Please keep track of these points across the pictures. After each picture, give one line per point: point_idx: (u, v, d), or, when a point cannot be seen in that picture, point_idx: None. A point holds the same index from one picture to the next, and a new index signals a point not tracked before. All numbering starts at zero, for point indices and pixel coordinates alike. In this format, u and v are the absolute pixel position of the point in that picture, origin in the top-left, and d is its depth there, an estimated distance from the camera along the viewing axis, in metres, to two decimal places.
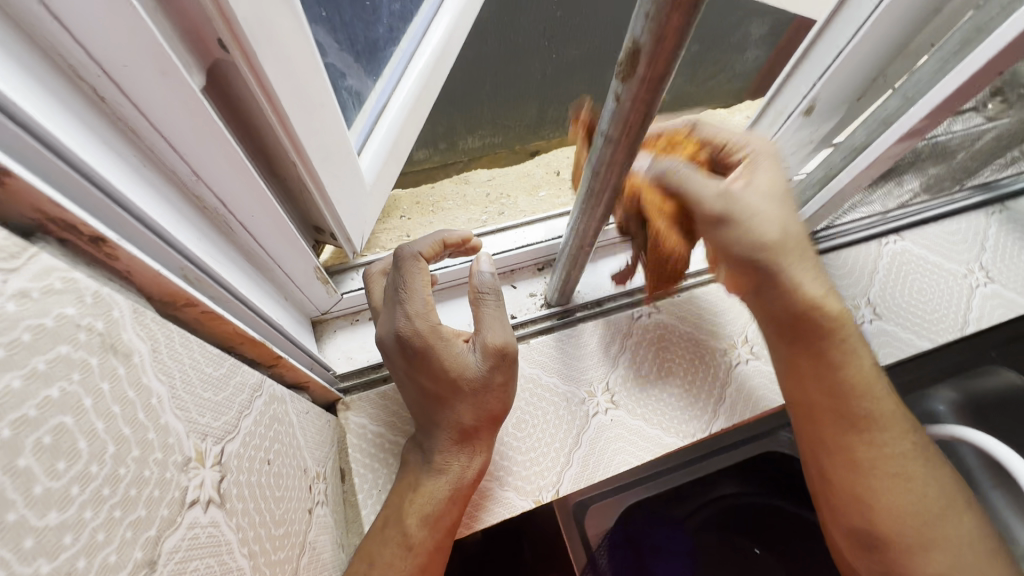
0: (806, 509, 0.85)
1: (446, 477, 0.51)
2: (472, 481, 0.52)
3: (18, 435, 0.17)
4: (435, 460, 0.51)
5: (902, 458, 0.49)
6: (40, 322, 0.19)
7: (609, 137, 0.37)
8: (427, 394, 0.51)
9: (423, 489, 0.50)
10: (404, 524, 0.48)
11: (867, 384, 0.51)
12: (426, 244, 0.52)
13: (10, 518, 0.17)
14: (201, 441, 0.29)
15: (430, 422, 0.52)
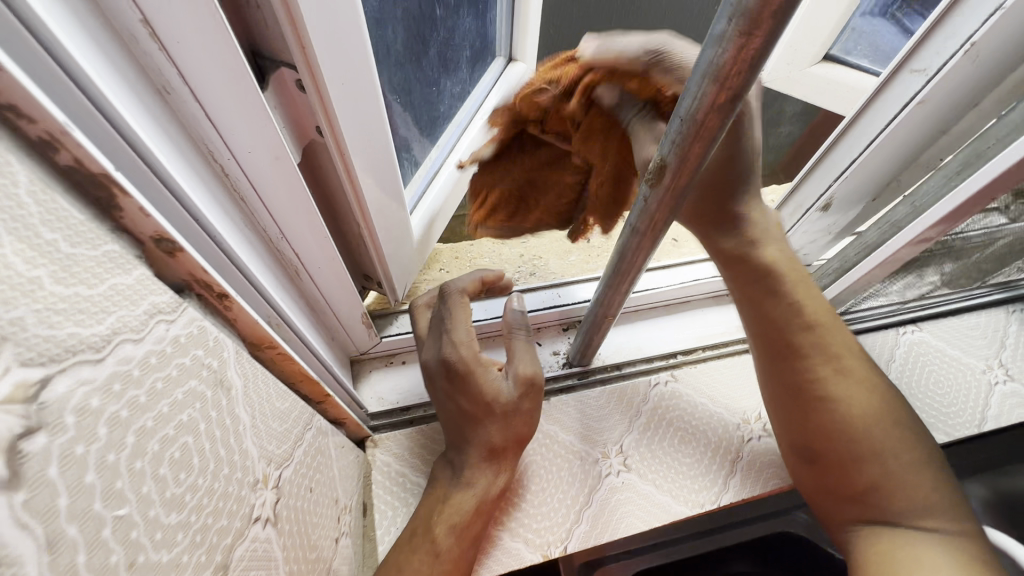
0: None
1: (473, 490, 0.54)
2: (496, 497, 0.55)
3: (162, 449, 0.23)
4: (464, 475, 0.55)
5: (897, 451, 0.49)
6: (183, 361, 0.25)
7: (637, 228, 0.43)
8: (463, 414, 0.56)
9: (453, 501, 0.53)
10: (434, 532, 0.51)
11: (849, 383, 0.51)
12: (468, 281, 0.62)
13: (151, 513, 0.22)
14: (267, 465, 0.34)
15: (461, 441, 0.56)
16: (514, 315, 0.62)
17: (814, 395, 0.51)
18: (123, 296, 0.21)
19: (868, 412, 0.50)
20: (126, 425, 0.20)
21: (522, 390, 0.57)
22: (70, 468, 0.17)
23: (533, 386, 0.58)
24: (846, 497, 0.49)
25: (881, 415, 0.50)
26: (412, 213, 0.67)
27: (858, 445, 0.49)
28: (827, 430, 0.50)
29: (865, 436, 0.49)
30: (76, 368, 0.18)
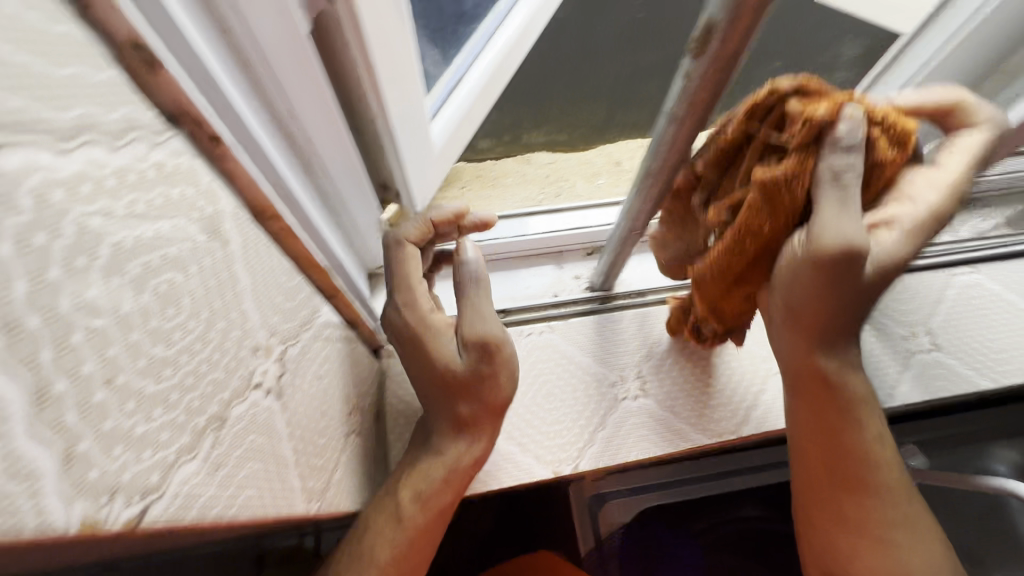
0: None
1: (440, 459, 0.48)
2: (469, 467, 0.49)
3: (145, 275, 0.21)
4: (432, 442, 0.49)
5: (924, 543, 0.43)
6: (168, 192, 0.23)
7: (674, 116, 0.38)
8: (420, 382, 0.49)
9: (419, 471, 0.48)
10: (398, 497, 0.46)
11: (890, 466, 0.44)
12: (409, 227, 0.49)
13: (133, 336, 0.20)
14: (270, 336, 0.32)
15: (425, 408, 0.50)
16: (466, 265, 0.48)
17: (856, 477, 0.43)
18: (91, 92, 0.19)
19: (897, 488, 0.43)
20: (99, 234, 0.19)
21: (476, 356, 0.47)
22: (28, 256, 0.16)
23: (488, 350, 0.47)
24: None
25: (913, 506, 0.43)
26: (433, 120, 0.63)
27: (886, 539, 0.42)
28: (854, 521, 0.43)
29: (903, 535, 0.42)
30: (30, 149, 0.16)
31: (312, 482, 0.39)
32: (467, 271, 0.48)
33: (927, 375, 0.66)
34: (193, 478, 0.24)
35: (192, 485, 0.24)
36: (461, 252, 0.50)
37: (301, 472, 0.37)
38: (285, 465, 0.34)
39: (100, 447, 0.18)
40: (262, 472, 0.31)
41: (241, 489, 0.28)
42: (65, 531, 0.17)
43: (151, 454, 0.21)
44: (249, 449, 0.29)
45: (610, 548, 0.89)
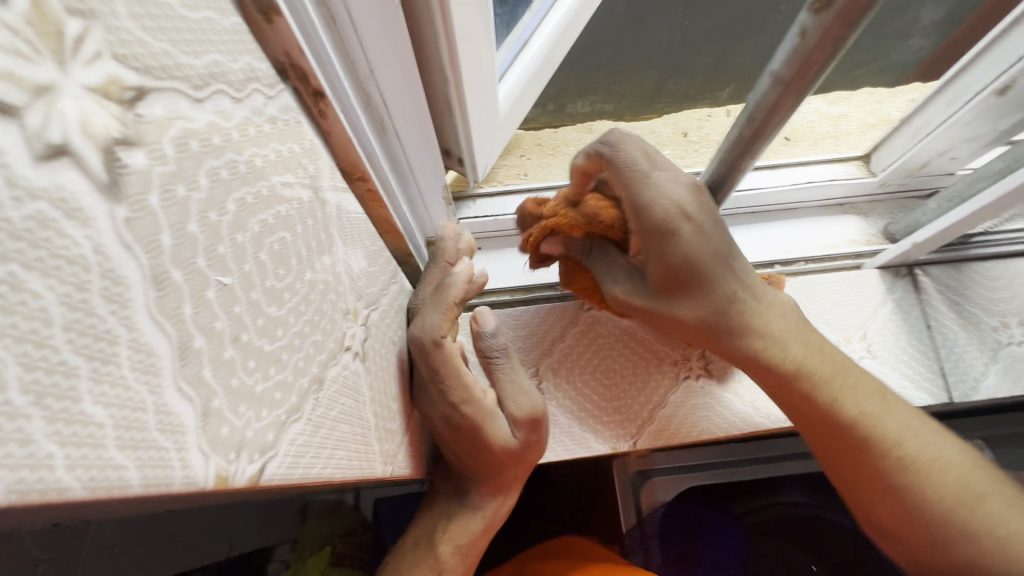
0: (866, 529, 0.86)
1: (479, 515, 0.48)
2: (505, 515, 0.50)
3: (262, 233, 0.21)
4: (466, 497, 0.49)
5: (928, 448, 0.40)
6: (280, 148, 0.22)
7: (781, 77, 0.35)
8: (457, 452, 0.48)
9: (457, 523, 0.47)
10: (437, 551, 0.46)
11: (865, 399, 0.41)
12: (436, 320, 0.44)
13: (253, 295, 0.20)
14: (357, 300, 0.32)
15: (464, 464, 0.48)
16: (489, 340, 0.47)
17: (838, 434, 0.41)
18: (220, 39, 0.18)
19: (881, 414, 0.41)
20: (227, 188, 0.18)
21: (527, 432, 0.47)
22: (172, 208, 0.15)
23: (537, 423, 0.47)
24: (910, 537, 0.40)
25: (901, 417, 0.41)
26: (500, 84, 0.61)
27: (906, 482, 0.39)
28: (859, 476, 0.41)
29: (913, 470, 0.39)
30: (171, 95, 0.15)
31: (387, 445, 0.39)
32: (495, 347, 0.47)
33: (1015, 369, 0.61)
34: (299, 439, 0.24)
35: (298, 445, 0.24)
36: (481, 315, 0.49)
37: (379, 435, 0.37)
38: (368, 429, 0.35)
39: (228, 403, 0.18)
40: (351, 435, 0.31)
41: (335, 450, 0.28)
42: (203, 486, 0.17)
43: (268, 413, 0.21)
44: (341, 412, 0.30)
45: (652, 527, 0.87)
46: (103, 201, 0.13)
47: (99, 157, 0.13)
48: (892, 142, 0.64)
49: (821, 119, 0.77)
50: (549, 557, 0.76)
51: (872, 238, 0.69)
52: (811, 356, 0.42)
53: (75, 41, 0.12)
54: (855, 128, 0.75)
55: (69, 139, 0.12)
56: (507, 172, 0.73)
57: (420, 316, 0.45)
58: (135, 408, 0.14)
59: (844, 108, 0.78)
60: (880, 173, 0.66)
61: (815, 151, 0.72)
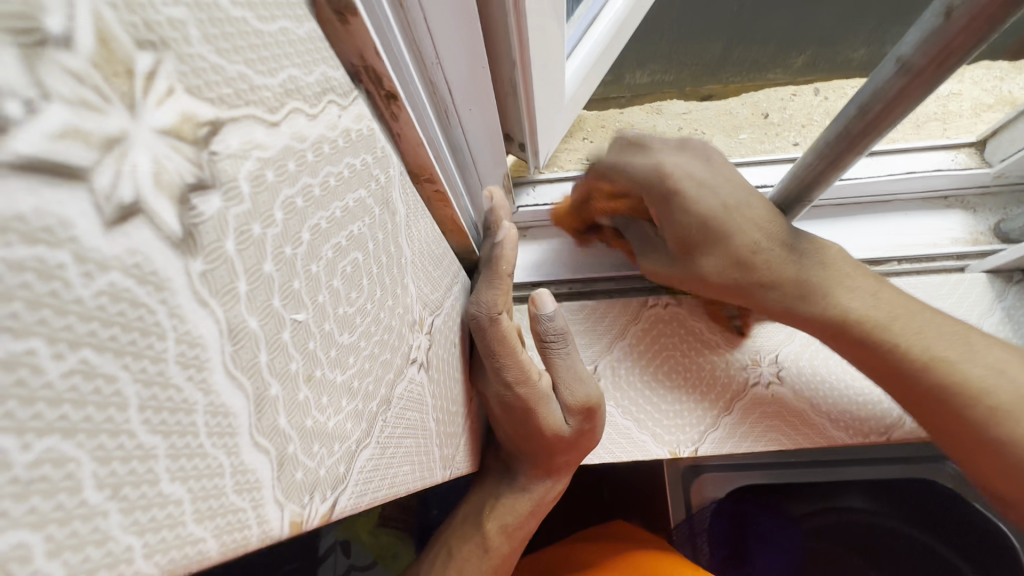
0: (941, 543, 0.79)
1: (526, 496, 0.46)
2: (552, 501, 0.48)
3: (335, 258, 0.19)
4: (515, 476, 0.46)
5: (975, 363, 0.41)
6: (353, 162, 0.20)
7: (910, 65, 0.30)
8: (507, 434, 0.45)
9: (505, 503, 0.45)
10: (483, 528, 0.45)
11: (886, 314, 0.44)
12: (492, 294, 0.39)
13: (326, 326, 0.19)
14: (423, 308, 0.31)
15: (515, 447, 0.46)
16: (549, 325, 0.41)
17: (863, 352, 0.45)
18: (295, 51, 0.16)
19: (916, 335, 0.43)
20: (302, 218, 0.17)
21: (580, 420, 0.43)
22: (248, 250, 0.14)
23: (593, 413, 0.43)
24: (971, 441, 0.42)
25: (951, 341, 0.42)
26: (567, 63, 0.57)
27: (945, 388, 0.41)
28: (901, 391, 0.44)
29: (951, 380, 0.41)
30: (247, 123, 0.14)
31: (446, 449, 0.39)
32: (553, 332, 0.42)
33: None
34: (368, 464, 0.23)
35: (366, 471, 0.23)
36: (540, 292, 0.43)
37: (439, 441, 0.37)
38: (429, 437, 0.34)
39: (303, 446, 0.17)
40: (414, 449, 0.30)
41: (400, 466, 0.28)
42: (280, 536, 0.16)
43: (339, 445, 0.20)
44: (406, 426, 0.29)
45: (700, 523, 0.85)
46: (176, 257, 0.11)
47: (173, 210, 0.11)
48: (1015, 128, 0.55)
49: (926, 99, 0.68)
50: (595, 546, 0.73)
51: (980, 237, 0.61)
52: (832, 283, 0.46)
53: (144, 79, 0.11)
54: (966, 110, 0.66)
55: (140, 194, 0.10)
56: (568, 156, 0.69)
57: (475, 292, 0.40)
58: (212, 475, 0.13)
59: (954, 85, 0.69)
60: (997, 163, 0.58)
61: (917, 137, 0.64)
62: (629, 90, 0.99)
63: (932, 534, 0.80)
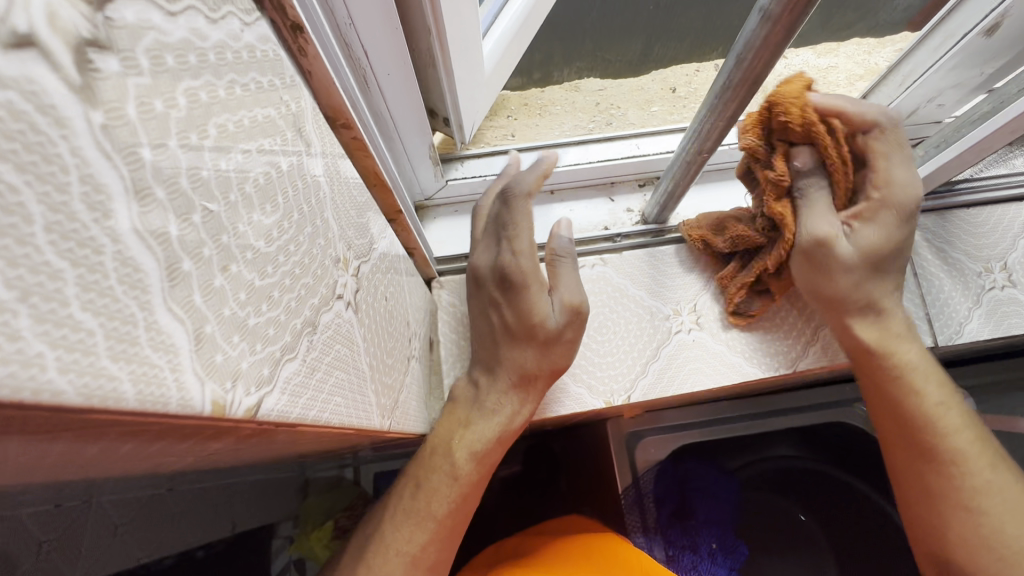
0: (860, 480, 0.92)
1: (496, 420, 0.53)
2: (520, 426, 0.54)
3: (246, 163, 0.20)
4: (488, 402, 0.53)
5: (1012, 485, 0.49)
6: (260, 78, 0.21)
7: (769, 14, 0.35)
8: (501, 330, 0.55)
9: (474, 428, 0.52)
10: (453, 457, 0.50)
11: (947, 403, 0.50)
12: (533, 179, 0.56)
13: (240, 226, 0.20)
14: (347, 250, 0.32)
15: (494, 357, 0.55)
16: (560, 242, 0.59)
17: (913, 416, 0.51)
18: None
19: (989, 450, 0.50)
20: (206, 112, 0.18)
21: (566, 322, 0.55)
22: (151, 122, 0.15)
23: (578, 317, 0.56)
24: (941, 560, 0.50)
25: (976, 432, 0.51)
26: (484, 39, 0.60)
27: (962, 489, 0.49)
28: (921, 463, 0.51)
29: (988, 542, 0.48)
30: (142, 3, 0.15)
31: (384, 400, 0.40)
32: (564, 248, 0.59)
33: (994, 311, 0.62)
34: (295, 378, 0.24)
35: (295, 384, 0.24)
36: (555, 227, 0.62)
37: (376, 390, 0.38)
38: (363, 380, 0.35)
39: (221, 332, 0.18)
40: (347, 386, 0.31)
41: (332, 395, 0.29)
42: (201, 411, 0.17)
43: (262, 347, 0.21)
44: (336, 359, 0.30)
45: (646, 485, 0.90)
46: (76, 100, 0.12)
47: (69, 56, 0.12)
48: (881, 90, 0.64)
49: (809, 71, 0.76)
50: (546, 535, 0.77)
51: None
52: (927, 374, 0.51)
53: None
54: (842, 80, 0.75)
55: (34, 30, 0.11)
56: (495, 133, 0.72)
57: (512, 181, 0.56)
58: (126, 320, 0.14)
59: (832, 59, 0.77)
60: None
61: None
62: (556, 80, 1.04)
63: (853, 474, 0.93)
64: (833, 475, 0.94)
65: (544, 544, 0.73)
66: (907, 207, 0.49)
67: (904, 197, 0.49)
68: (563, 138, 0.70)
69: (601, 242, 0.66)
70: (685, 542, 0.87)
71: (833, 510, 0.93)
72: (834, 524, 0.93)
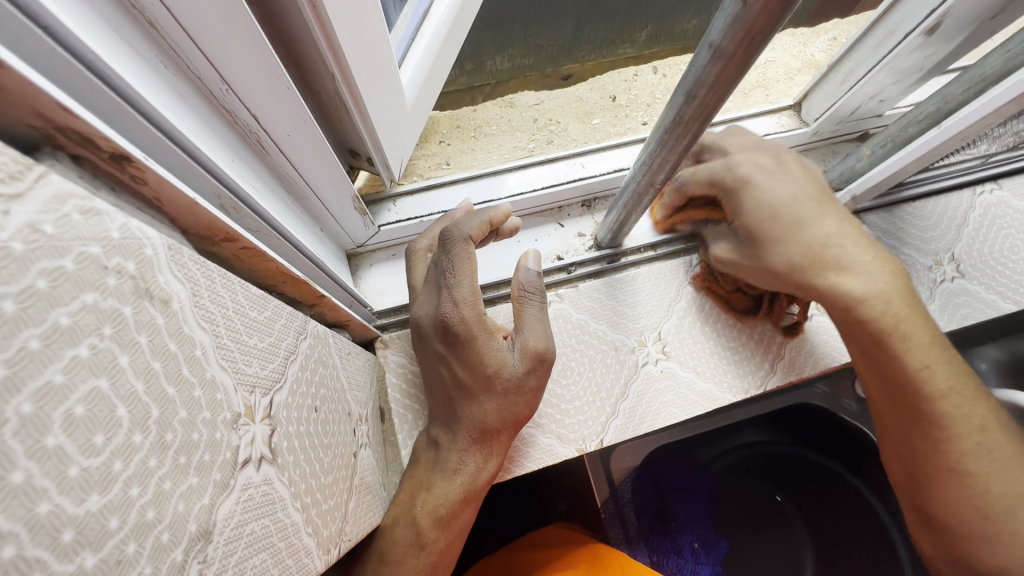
0: (829, 459, 0.89)
1: (459, 479, 0.47)
2: (485, 482, 0.48)
3: (42, 409, 0.14)
4: (450, 459, 0.47)
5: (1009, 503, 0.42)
6: (58, 265, 0.15)
7: (721, 51, 0.30)
8: (454, 384, 0.47)
9: (436, 491, 0.46)
10: (417, 525, 0.44)
11: (966, 418, 0.44)
12: (475, 225, 0.48)
13: (42, 509, 0.13)
14: (250, 394, 0.26)
15: (450, 412, 0.48)
16: (524, 275, 0.50)
17: (912, 408, 0.45)
18: None
19: (983, 467, 0.43)
20: None
21: (526, 369, 0.48)
22: None
23: (541, 362, 0.48)
24: (941, 530, 0.45)
25: (993, 452, 0.43)
26: (401, 68, 0.53)
27: (963, 504, 0.43)
28: (917, 465, 0.46)
29: (977, 508, 0.43)
30: None
31: (328, 530, 0.34)
32: (528, 285, 0.51)
33: (950, 303, 0.62)
34: None
35: None
36: (515, 261, 0.53)
37: (315, 526, 0.32)
38: (296, 532, 0.29)
39: None
40: (273, 561, 0.25)
41: None
42: None
43: None
44: (250, 543, 0.24)
45: (624, 495, 0.89)
46: None
47: None
48: (823, 88, 0.62)
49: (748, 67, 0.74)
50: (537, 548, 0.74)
51: None
52: (943, 378, 0.44)
53: None
54: (781, 74, 0.72)
55: None
56: (427, 163, 0.65)
57: (455, 223, 0.48)
58: None
59: (769, 53, 0.75)
60: (813, 122, 0.65)
61: (746, 105, 0.69)
62: (490, 78, 1.07)
63: (833, 458, 0.89)
64: (809, 459, 0.90)
65: (523, 571, 0.69)
66: (790, 207, 0.48)
67: (783, 205, 0.48)
68: (502, 162, 0.64)
69: (557, 274, 0.62)
70: (668, 545, 0.85)
71: (813, 494, 0.88)
72: (813, 510, 0.87)
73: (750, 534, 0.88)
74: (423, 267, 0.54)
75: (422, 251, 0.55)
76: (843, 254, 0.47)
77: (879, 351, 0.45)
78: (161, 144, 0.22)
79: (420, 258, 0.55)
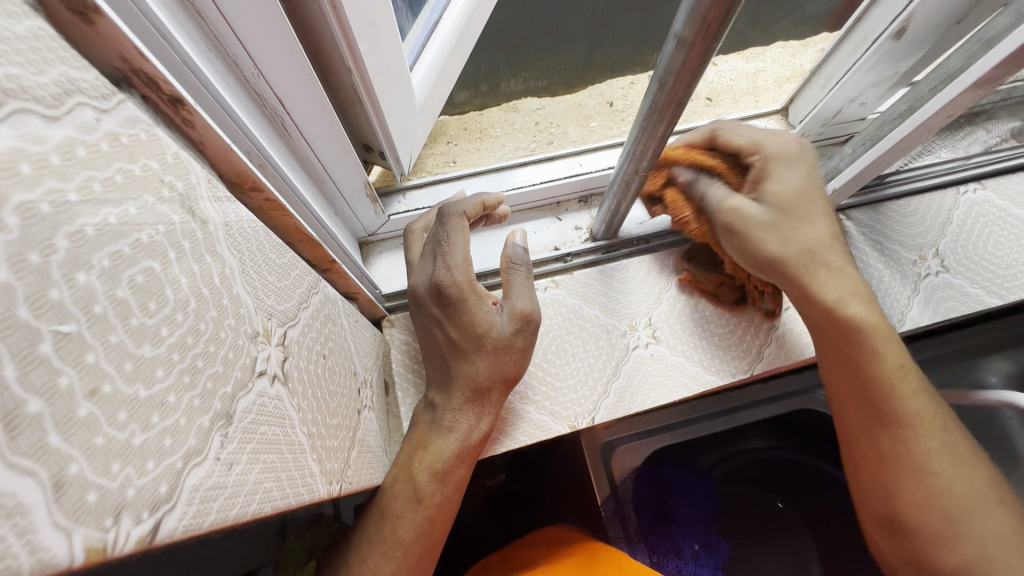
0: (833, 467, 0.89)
1: (454, 436, 0.50)
2: (480, 441, 0.51)
3: (116, 266, 0.18)
4: (445, 417, 0.50)
5: (963, 499, 0.45)
6: (129, 167, 0.20)
7: (683, 39, 0.35)
8: (448, 346, 0.51)
9: (432, 448, 0.49)
10: (415, 479, 0.48)
11: (925, 420, 0.47)
12: (470, 204, 0.54)
13: (113, 338, 0.18)
14: (267, 320, 0.30)
15: (446, 373, 0.52)
16: (513, 249, 0.55)
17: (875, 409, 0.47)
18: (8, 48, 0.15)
19: (941, 470, 0.45)
20: (53, 223, 0.16)
21: (514, 328, 0.51)
22: None
23: (529, 325, 0.52)
24: (902, 536, 0.47)
25: (953, 467, 0.46)
26: (412, 71, 0.59)
27: (919, 501, 0.45)
28: (878, 467, 0.48)
29: (933, 504, 0.45)
30: None
31: (331, 465, 0.38)
32: (517, 256, 0.55)
33: (936, 296, 0.64)
34: (205, 483, 0.22)
35: (205, 490, 0.22)
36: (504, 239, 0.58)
37: (319, 457, 0.36)
38: (301, 452, 0.32)
39: (93, 464, 0.16)
40: (280, 465, 0.29)
41: (259, 482, 0.26)
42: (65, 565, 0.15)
43: (156, 463, 0.19)
44: (262, 442, 0.28)
45: (625, 494, 0.88)
46: None
47: None
48: (807, 93, 0.66)
49: (740, 77, 0.78)
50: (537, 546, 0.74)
51: None
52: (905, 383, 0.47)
53: None
54: (771, 83, 0.77)
55: None
56: (436, 161, 0.70)
57: (452, 202, 0.54)
58: None
59: (761, 63, 0.80)
60: (798, 124, 0.69)
61: (736, 109, 0.74)
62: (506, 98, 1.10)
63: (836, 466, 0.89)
64: (814, 467, 0.91)
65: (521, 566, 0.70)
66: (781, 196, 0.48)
67: (796, 192, 0.49)
68: (504, 160, 0.69)
69: (553, 263, 0.66)
70: (668, 546, 0.84)
71: (817, 502, 0.89)
72: (817, 520, 0.89)
73: (754, 542, 0.88)
74: (420, 245, 0.58)
75: (419, 231, 0.60)
76: (823, 253, 0.49)
77: (842, 356, 0.48)
78: (205, 103, 0.27)
79: (417, 237, 0.59)
